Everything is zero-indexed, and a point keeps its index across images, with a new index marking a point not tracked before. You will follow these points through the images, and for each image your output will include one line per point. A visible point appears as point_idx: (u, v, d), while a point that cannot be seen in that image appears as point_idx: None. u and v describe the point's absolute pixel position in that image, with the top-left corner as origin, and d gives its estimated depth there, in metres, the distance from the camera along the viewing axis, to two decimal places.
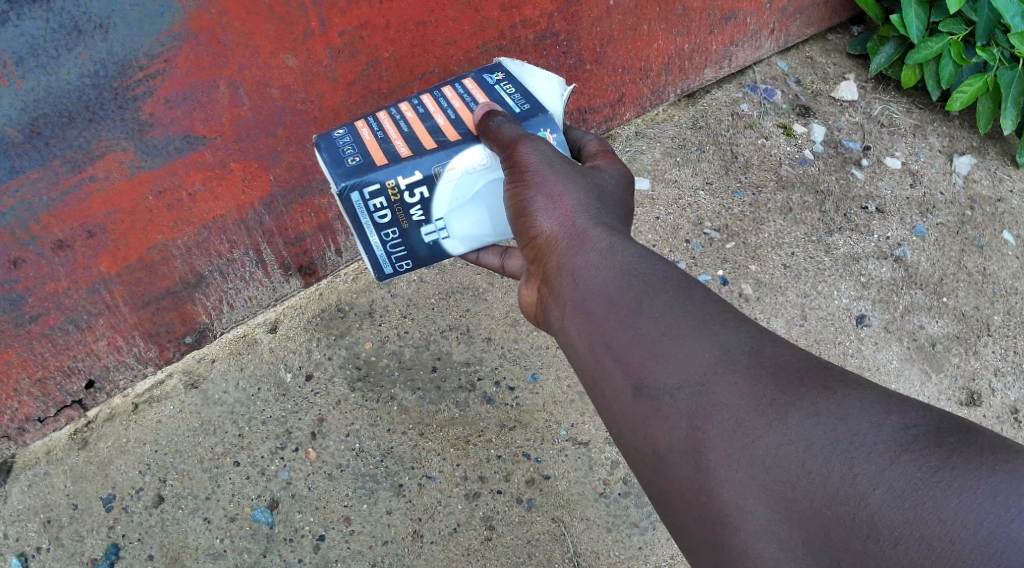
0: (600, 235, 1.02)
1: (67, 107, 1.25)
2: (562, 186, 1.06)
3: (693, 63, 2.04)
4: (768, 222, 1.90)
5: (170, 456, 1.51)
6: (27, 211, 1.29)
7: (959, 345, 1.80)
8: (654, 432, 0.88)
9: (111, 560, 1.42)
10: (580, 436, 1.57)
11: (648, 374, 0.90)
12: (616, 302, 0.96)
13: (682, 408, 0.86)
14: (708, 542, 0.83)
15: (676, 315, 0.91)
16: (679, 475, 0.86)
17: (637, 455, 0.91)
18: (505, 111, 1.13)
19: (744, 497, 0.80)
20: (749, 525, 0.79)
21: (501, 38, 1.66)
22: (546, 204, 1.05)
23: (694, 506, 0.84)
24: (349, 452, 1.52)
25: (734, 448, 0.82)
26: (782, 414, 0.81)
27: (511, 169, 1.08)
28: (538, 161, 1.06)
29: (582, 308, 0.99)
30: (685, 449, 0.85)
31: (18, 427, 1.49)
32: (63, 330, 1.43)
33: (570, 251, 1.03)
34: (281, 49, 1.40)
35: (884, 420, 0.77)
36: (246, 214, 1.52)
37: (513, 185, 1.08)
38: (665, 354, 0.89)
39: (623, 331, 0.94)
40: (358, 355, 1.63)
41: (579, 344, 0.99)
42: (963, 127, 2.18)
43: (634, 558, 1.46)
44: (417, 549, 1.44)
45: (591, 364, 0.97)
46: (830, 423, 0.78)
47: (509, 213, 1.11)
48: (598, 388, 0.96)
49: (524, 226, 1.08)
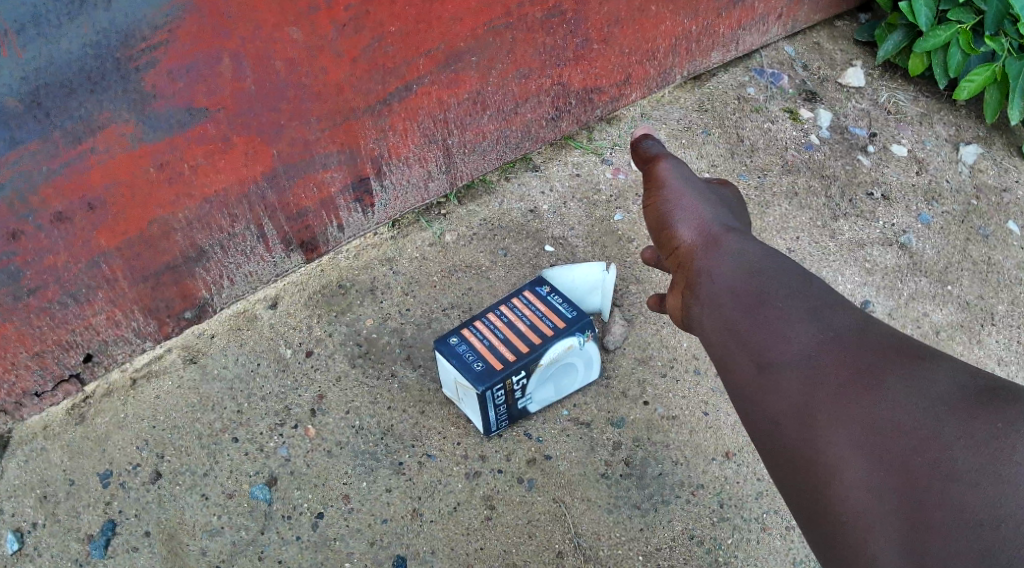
0: (729, 239, 1.20)
1: (67, 78, 1.22)
2: (695, 201, 1.32)
3: (701, 46, 2.03)
4: (774, 207, 1.88)
5: (169, 432, 1.50)
6: (26, 183, 1.26)
7: (963, 333, 1.78)
8: (771, 402, 0.99)
9: (108, 536, 1.40)
10: (582, 417, 1.54)
11: (771, 355, 1.01)
12: (743, 295, 1.09)
13: (797, 378, 0.97)
14: (810, 496, 0.93)
15: (785, 301, 1.05)
16: (792, 439, 0.95)
17: (755, 425, 1.02)
18: (671, 157, 1.43)
19: (832, 461, 0.91)
20: (854, 480, 0.88)
21: (508, 15, 1.63)
22: (683, 214, 1.30)
23: (800, 463, 0.94)
24: (349, 429, 1.51)
25: (838, 414, 0.92)
26: (879, 383, 0.92)
27: (653, 182, 1.39)
28: (672, 178, 1.38)
29: (715, 303, 1.13)
30: (797, 414, 0.96)
31: (15, 401, 1.48)
32: (61, 304, 1.41)
33: (704, 252, 1.21)
34: (284, 22, 1.37)
35: (934, 406, 0.88)
36: (248, 188, 1.50)
37: (654, 195, 1.37)
38: (774, 336, 1.02)
39: (745, 319, 1.07)
40: (359, 332, 1.62)
41: (710, 333, 1.12)
42: (969, 117, 2.17)
43: (635, 540, 1.43)
44: (416, 528, 1.42)
45: (718, 349, 1.10)
46: (896, 402, 0.90)
47: (653, 229, 1.34)
48: (723, 368, 1.08)
49: (664, 233, 1.31)
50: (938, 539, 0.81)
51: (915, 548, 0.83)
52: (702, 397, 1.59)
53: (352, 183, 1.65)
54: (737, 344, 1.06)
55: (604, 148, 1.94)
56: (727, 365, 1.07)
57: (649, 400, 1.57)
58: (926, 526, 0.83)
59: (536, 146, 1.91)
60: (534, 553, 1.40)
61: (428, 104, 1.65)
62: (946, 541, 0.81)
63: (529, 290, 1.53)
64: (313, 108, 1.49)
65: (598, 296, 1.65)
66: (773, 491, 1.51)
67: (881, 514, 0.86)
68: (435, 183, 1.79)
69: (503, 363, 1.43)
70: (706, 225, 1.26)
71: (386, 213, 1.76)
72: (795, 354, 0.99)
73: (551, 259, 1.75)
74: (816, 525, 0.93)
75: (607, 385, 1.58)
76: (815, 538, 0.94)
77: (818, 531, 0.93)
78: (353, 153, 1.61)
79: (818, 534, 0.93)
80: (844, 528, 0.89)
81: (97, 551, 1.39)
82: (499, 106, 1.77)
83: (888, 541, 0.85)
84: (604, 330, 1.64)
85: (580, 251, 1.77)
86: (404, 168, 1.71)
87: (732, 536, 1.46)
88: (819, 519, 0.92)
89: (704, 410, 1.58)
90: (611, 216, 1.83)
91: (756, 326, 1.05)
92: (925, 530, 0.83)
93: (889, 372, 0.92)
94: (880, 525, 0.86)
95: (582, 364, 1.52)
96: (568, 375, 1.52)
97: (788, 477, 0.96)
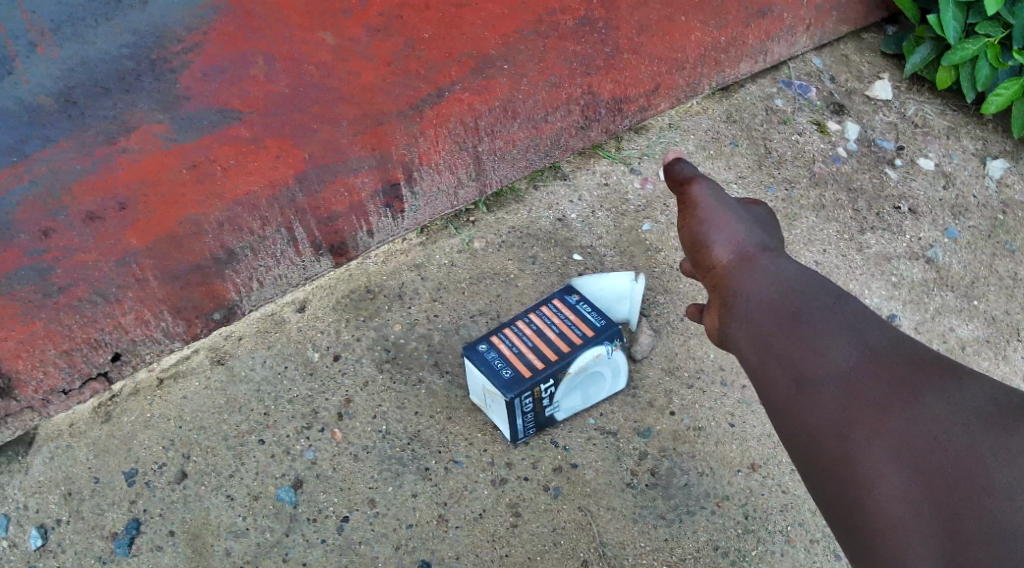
0: (766, 259, 1.22)
1: (102, 77, 1.25)
2: (733, 223, 1.27)
3: (729, 56, 2.02)
4: (801, 219, 1.89)
5: (195, 432, 1.51)
6: (59, 181, 1.27)
7: (990, 349, 1.77)
8: (809, 418, 0.99)
9: (132, 535, 1.41)
10: (609, 427, 1.54)
11: (807, 370, 1.02)
12: (777, 312, 1.11)
13: (835, 394, 0.98)
14: (849, 510, 0.92)
15: (828, 319, 1.06)
16: (829, 452, 0.95)
17: (792, 438, 1.01)
18: (698, 173, 1.37)
19: (874, 475, 0.90)
20: (891, 493, 0.88)
21: (538, 23, 1.65)
22: (721, 237, 1.26)
23: (839, 478, 0.94)
24: (376, 434, 1.52)
25: (876, 429, 0.93)
26: (917, 399, 0.92)
27: (686, 203, 1.33)
28: (707, 198, 1.32)
29: (752, 321, 1.13)
30: (834, 431, 0.96)
31: (43, 399, 1.49)
32: (91, 302, 1.42)
33: (741, 273, 1.21)
34: (317, 26, 1.39)
35: (971, 422, 0.88)
36: (280, 192, 1.51)
37: (687, 217, 1.32)
38: (819, 352, 1.02)
39: (782, 336, 1.08)
40: (387, 337, 1.63)
41: (749, 351, 1.12)
42: (996, 131, 2.15)
43: (660, 550, 1.43)
44: (442, 533, 1.42)
45: (756, 366, 1.10)
46: (933, 417, 0.90)
47: (688, 251, 1.30)
48: (762, 384, 1.09)
49: (703, 257, 1.27)
50: (975, 549, 0.81)
51: (952, 558, 0.82)
52: (728, 408, 1.59)
53: (383, 188, 1.66)
54: (774, 360, 1.07)
55: (633, 157, 1.95)
56: (765, 382, 1.08)
57: (675, 410, 1.57)
58: (961, 535, 0.82)
59: (564, 155, 1.91)
60: (559, 561, 1.41)
61: (459, 111, 1.65)
62: (982, 551, 0.80)
63: (558, 299, 1.54)
64: (342, 111, 1.49)
65: (626, 306, 1.65)
66: (799, 503, 1.51)
67: (918, 526, 0.85)
68: (464, 190, 1.79)
69: (531, 370, 1.43)
70: (745, 248, 1.24)
71: (415, 219, 1.76)
72: (832, 370, 1.00)
73: (579, 268, 1.75)
74: (855, 540, 0.92)
75: (634, 394, 1.58)
76: (855, 553, 0.92)
77: (856, 542, 0.92)
78: (385, 159, 1.61)
79: (859, 549, 0.91)
80: (883, 541, 0.88)
81: (121, 549, 1.40)
82: (530, 114, 1.78)
83: (928, 549, 0.84)
84: (632, 339, 1.64)
85: (608, 261, 1.77)
86: (434, 175, 1.72)
87: (757, 547, 1.45)
88: (859, 533, 0.91)
89: (729, 421, 1.58)
90: (639, 226, 1.83)
91: (794, 341, 1.06)
92: (961, 541, 0.82)
93: (926, 388, 0.93)
94: (918, 538, 0.85)
95: (610, 372, 1.52)
96: (596, 383, 1.52)
97: (826, 489, 0.96)
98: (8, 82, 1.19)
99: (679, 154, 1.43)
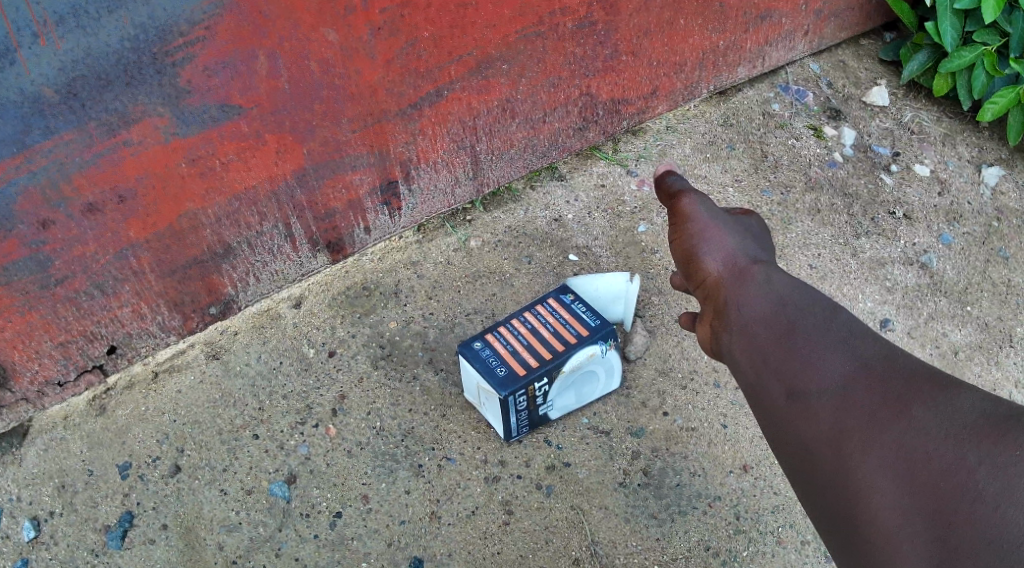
0: (757, 269, 1.22)
1: (105, 70, 1.23)
2: (723, 235, 1.30)
3: (727, 61, 2.03)
4: (796, 223, 1.90)
5: (189, 426, 1.52)
6: (58, 172, 1.28)
7: (981, 354, 1.78)
8: (805, 427, 0.99)
9: (125, 528, 1.41)
10: (602, 426, 1.55)
11: (803, 382, 1.02)
12: (775, 325, 1.11)
13: (831, 406, 0.98)
14: (844, 517, 0.92)
15: (824, 330, 1.06)
16: (826, 462, 0.96)
17: (789, 448, 1.01)
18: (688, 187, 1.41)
19: (869, 484, 0.91)
20: (887, 502, 0.89)
21: (540, 24, 1.65)
22: (712, 249, 1.28)
23: (834, 486, 0.94)
24: (370, 430, 1.52)
25: (871, 440, 0.93)
26: (907, 409, 0.93)
27: (677, 215, 1.37)
28: (697, 211, 1.35)
29: (748, 330, 1.14)
30: (829, 440, 0.96)
31: (37, 390, 1.50)
32: (88, 295, 1.43)
33: (735, 286, 1.21)
34: (321, 23, 1.38)
35: (961, 430, 0.89)
36: (278, 187, 1.52)
37: (678, 230, 1.35)
38: (813, 365, 1.03)
39: (778, 349, 1.08)
40: (382, 335, 1.64)
41: (745, 364, 1.12)
42: (992, 138, 2.16)
43: (651, 549, 1.44)
44: (434, 530, 1.43)
45: (752, 379, 1.10)
46: (924, 425, 0.91)
47: (679, 262, 1.33)
48: (757, 397, 1.08)
49: (693, 267, 1.29)
50: (964, 557, 0.81)
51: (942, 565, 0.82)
52: (721, 409, 1.60)
53: (380, 185, 1.66)
54: (771, 370, 1.07)
55: (630, 159, 1.96)
56: (761, 392, 1.07)
57: (669, 411, 1.58)
58: (953, 544, 0.83)
59: (562, 156, 1.92)
60: (551, 558, 1.41)
61: (458, 110, 1.66)
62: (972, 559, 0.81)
63: (554, 298, 1.55)
64: (346, 109, 1.50)
65: (621, 306, 1.66)
66: (790, 505, 1.51)
67: (911, 533, 0.86)
68: (461, 189, 1.80)
69: (526, 368, 1.44)
70: (736, 258, 1.26)
71: (412, 217, 1.77)
72: (827, 381, 1.00)
73: (575, 268, 1.76)
74: (850, 546, 0.92)
75: (628, 394, 1.59)
76: (849, 558, 0.93)
77: (852, 550, 0.92)
78: (383, 157, 1.62)
79: (853, 555, 0.92)
80: (877, 548, 0.88)
81: (113, 542, 1.40)
82: (528, 115, 1.78)
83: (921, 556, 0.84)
84: (626, 339, 1.65)
85: (603, 262, 1.78)
86: (432, 173, 1.73)
87: (747, 548, 1.46)
88: (853, 540, 0.91)
89: (722, 423, 1.58)
90: (635, 227, 1.84)
91: (790, 355, 1.06)
92: (953, 548, 0.82)
93: (916, 398, 0.94)
94: (909, 546, 0.85)
95: (604, 372, 1.53)
96: (590, 382, 1.53)
97: (822, 497, 0.96)
98: (12, 73, 1.17)
99: (674, 169, 1.47)
